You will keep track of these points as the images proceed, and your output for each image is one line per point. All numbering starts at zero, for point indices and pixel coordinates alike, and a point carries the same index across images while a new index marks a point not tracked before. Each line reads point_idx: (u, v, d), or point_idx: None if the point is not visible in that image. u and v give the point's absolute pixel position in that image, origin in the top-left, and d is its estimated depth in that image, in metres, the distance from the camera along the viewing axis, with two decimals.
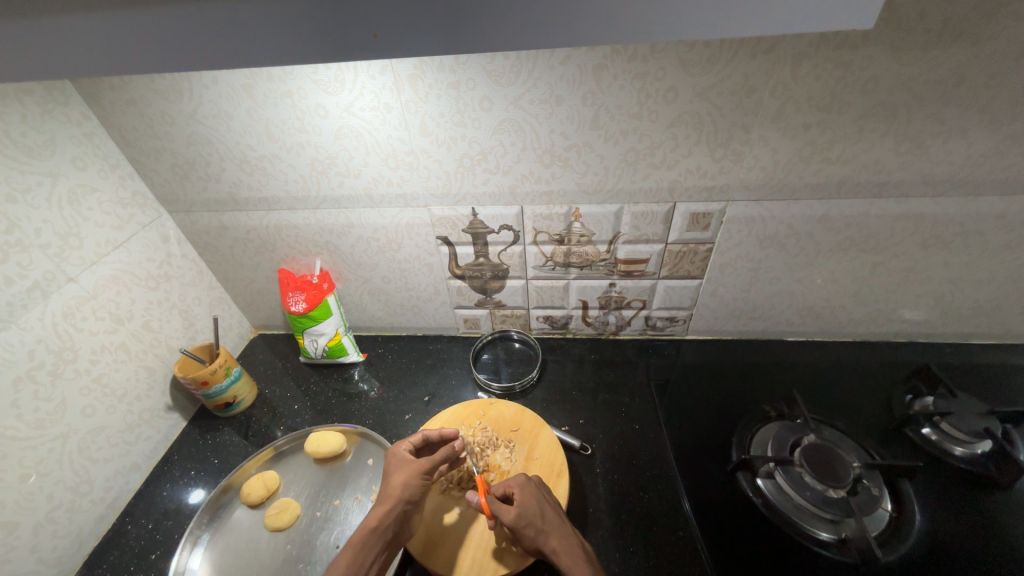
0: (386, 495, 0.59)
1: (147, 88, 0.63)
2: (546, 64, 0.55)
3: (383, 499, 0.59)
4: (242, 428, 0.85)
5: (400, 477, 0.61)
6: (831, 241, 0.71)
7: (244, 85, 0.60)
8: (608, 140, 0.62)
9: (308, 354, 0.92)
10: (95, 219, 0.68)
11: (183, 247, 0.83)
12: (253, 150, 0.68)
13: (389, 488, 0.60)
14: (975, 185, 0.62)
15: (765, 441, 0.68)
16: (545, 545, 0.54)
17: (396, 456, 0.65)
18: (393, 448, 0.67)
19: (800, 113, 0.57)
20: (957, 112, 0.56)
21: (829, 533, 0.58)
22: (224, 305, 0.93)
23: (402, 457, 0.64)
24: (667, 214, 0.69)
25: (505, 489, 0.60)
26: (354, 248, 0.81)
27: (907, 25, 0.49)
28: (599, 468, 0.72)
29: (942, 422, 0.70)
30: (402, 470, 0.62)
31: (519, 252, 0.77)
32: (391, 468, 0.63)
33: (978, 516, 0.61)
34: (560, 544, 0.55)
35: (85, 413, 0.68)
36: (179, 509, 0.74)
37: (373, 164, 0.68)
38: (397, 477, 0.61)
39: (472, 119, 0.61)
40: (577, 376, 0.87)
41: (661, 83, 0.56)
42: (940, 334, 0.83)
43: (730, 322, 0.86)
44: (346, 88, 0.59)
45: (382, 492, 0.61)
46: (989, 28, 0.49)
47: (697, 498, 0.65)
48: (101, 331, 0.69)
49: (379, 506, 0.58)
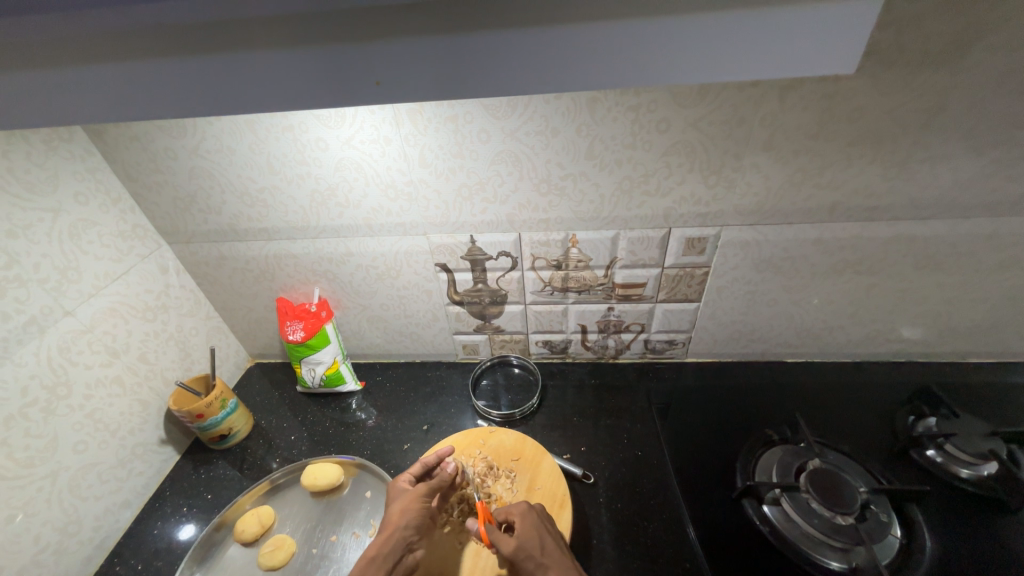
0: (384, 523, 0.59)
1: (152, 125, 0.65)
2: (542, 98, 0.57)
3: (383, 528, 0.58)
4: (237, 461, 0.83)
5: (399, 503, 0.61)
6: (826, 263, 0.72)
7: (246, 121, 0.62)
8: (603, 169, 0.63)
9: (305, 383, 0.91)
10: (94, 252, 0.68)
11: (182, 278, 0.83)
12: (254, 182, 0.69)
13: (387, 516, 0.60)
14: (963, 209, 0.64)
15: (769, 465, 0.68)
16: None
17: (395, 486, 0.64)
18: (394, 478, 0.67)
19: (789, 141, 0.59)
20: (940, 139, 0.57)
21: (840, 562, 0.57)
22: (221, 335, 0.92)
23: (401, 484, 0.64)
24: (662, 240, 0.70)
25: (505, 517, 0.59)
26: (353, 277, 0.81)
27: (888, 58, 0.51)
28: (602, 497, 0.70)
29: (946, 443, 0.69)
30: (401, 498, 0.62)
31: (517, 278, 0.78)
32: (389, 496, 0.63)
33: (991, 542, 0.60)
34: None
35: (76, 450, 0.66)
36: (169, 548, 0.72)
37: (372, 195, 0.69)
38: (396, 505, 0.61)
39: (470, 150, 0.63)
40: (577, 402, 0.86)
41: (653, 114, 0.57)
42: (938, 353, 0.83)
43: (729, 345, 0.86)
44: (346, 122, 0.61)
45: (381, 521, 0.60)
46: (965, 60, 0.51)
47: (704, 528, 0.64)
48: (96, 365, 0.69)
49: (378, 535, 0.57)
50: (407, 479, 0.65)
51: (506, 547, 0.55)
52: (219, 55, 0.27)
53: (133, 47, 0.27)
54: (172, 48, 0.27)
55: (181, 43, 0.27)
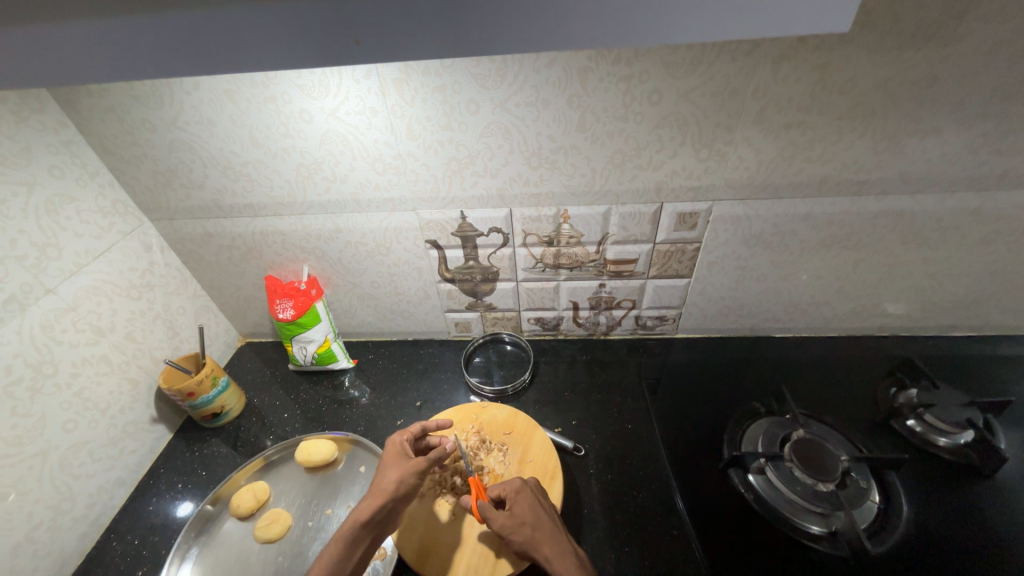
0: (376, 489, 0.58)
1: (125, 94, 0.62)
2: (531, 67, 0.55)
3: (374, 493, 0.58)
4: (230, 438, 0.83)
5: (393, 471, 0.60)
6: (815, 238, 0.72)
7: (225, 90, 0.60)
8: (595, 142, 0.62)
9: (297, 362, 0.90)
10: (74, 228, 0.66)
11: (166, 255, 0.81)
12: (237, 156, 0.67)
13: (381, 482, 0.59)
14: (951, 183, 0.64)
15: (755, 436, 0.70)
16: (536, 554, 0.54)
17: (394, 448, 0.63)
18: (388, 440, 0.66)
19: (781, 113, 0.58)
20: (931, 112, 0.57)
21: (820, 526, 0.60)
22: (209, 314, 0.91)
23: (395, 450, 0.63)
24: (654, 215, 0.70)
25: (500, 492, 0.60)
26: (342, 254, 0.80)
27: (882, 27, 0.50)
28: (592, 469, 0.72)
29: (926, 413, 0.71)
30: (397, 466, 0.61)
31: (509, 255, 0.77)
32: (385, 460, 0.62)
33: (965, 505, 0.62)
34: (552, 551, 0.54)
35: (66, 428, 0.66)
36: (165, 524, 0.72)
37: (360, 169, 0.67)
38: (391, 472, 0.60)
39: (459, 122, 0.61)
40: (569, 377, 0.87)
41: (645, 85, 0.56)
42: (921, 327, 0.85)
43: (719, 320, 0.87)
44: (330, 92, 0.59)
45: (374, 484, 0.60)
46: (960, 30, 0.50)
47: (690, 496, 0.66)
48: (82, 344, 0.68)
49: (369, 500, 0.57)
50: (401, 444, 0.64)
51: (495, 521, 0.56)
52: (192, 11, 0.26)
53: (100, 4, 0.26)
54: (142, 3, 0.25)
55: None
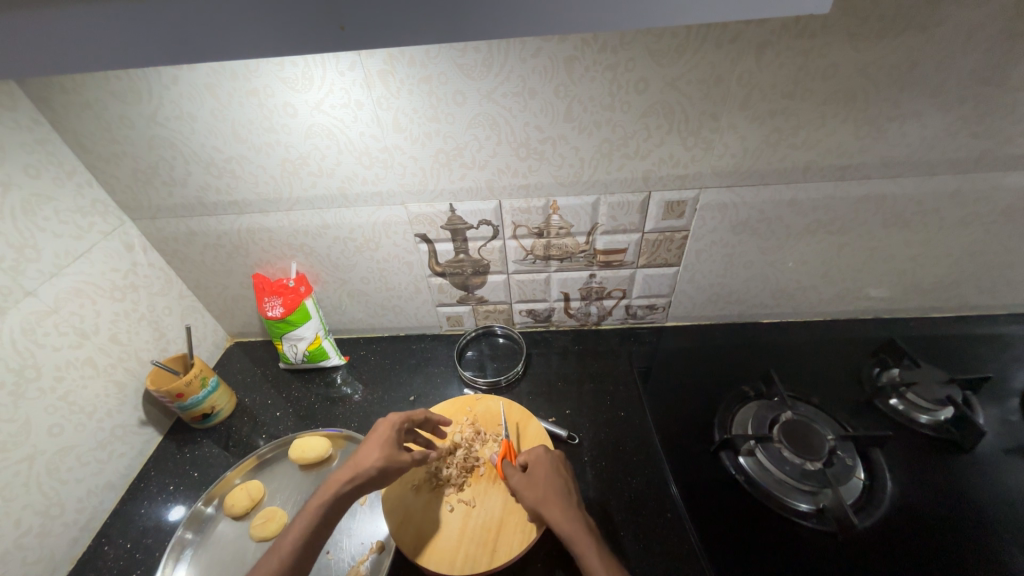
0: (356, 466, 0.59)
1: (101, 90, 0.60)
2: (518, 56, 0.55)
3: (353, 471, 0.58)
4: (222, 439, 0.82)
5: (380, 452, 0.60)
6: (800, 224, 0.73)
7: (206, 84, 0.58)
8: (582, 132, 0.62)
9: (288, 360, 0.90)
10: (53, 229, 0.65)
11: (149, 255, 0.80)
12: (220, 152, 0.66)
13: (363, 460, 0.59)
14: (930, 166, 0.66)
15: (745, 419, 0.71)
16: (545, 512, 0.56)
17: (384, 430, 0.63)
18: (383, 420, 0.65)
19: (765, 100, 0.59)
20: (910, 97, 0.58)
21: (809, 504, 0.61)
22: (196, 314, 0.90)
23: (386, 432, 0.62)
24: (642, 204, 0.71)
25: (524, 458, 0.64)
26: (331, 250, 0.79)
27: (863, 12, 0.51)
28: (587, 457, 0.73)
29: (908, 392, 0.73)
30: (381, 446, 0.61)
31: (499, 247, 0.77)
32: (372, 440, 0.62)
33: (946, 478, 0.64)
34: (560, 513, 0.56)
35: (52, 433, 0.65)
36: (158, 527, 0.72)
37: (346, 163, 0.66)
38: (375, 452, 0.60)
39: (446, 114, 0.61)
40: (562, 368, 0.88)
41: (631, 73, 0.56)
42: (903, 309, 0.87)
43: (708, 307, 0.88)
44: (314, 85, 0.58)
45: (355, 460, 0.60)
46: (937, 15, 0.51)
47: (683, 479, 0.67)
48: (65, 347, 0.66)
49: (347, 476, 0.58)
50: (396, 427, 0.63)
51: (512, 478, 0.61)
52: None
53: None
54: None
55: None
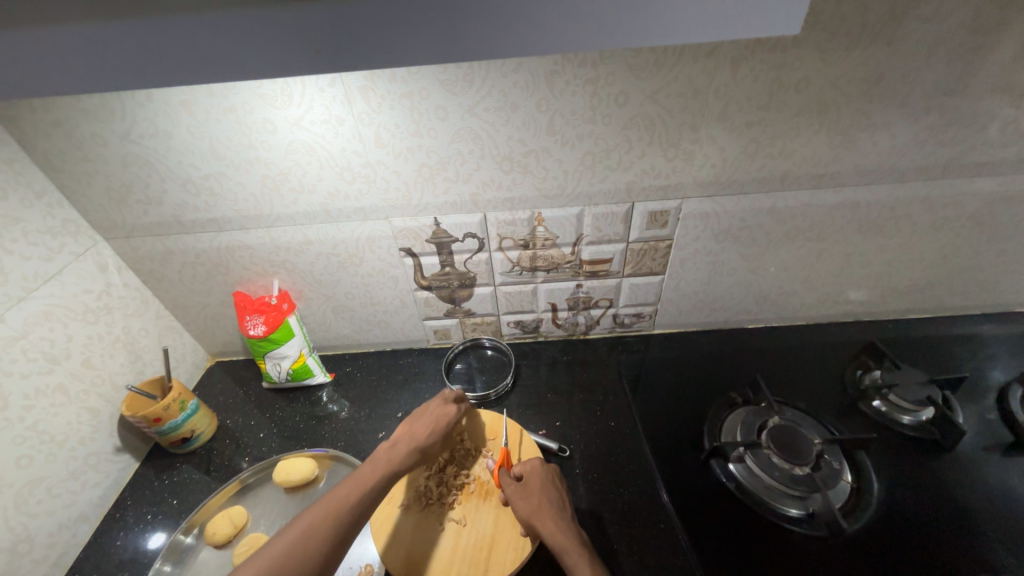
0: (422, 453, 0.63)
1: (71, 108, 0.59)
2: (498, 71, 0.55)
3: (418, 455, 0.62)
4: (202, 463, 0.80)
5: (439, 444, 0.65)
6: (780, 231, 0.75)
7: (182, 101, 0.57)
8: (565, 144, 0.63)
9: (271, 379, 0.87)
10: (20, 251, 0.63)
11: (124, 275, 0.77)
12: (197, 170, 0.65)
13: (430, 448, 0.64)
14: (901, 173, 0.68)
15: (734, 426, 0.72)
16: (537, 523, 0.55)
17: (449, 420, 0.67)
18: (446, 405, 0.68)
19: (742, 112, 0.60)
20: (879, 108, 0.60)
21: (798, 509, 0.62)
22: (174, 334, 0.87)
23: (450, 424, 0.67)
24: (625, 214, 0.71)
25: (518, 468, 0.64)
26: (314, 266, 0.78)
27: (831, 28, 0.53)
28: (578, 468, 0.72)
29: (890, 393, 0.75)
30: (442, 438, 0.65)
31: (485, 260, 0.77)
32: (441, 427, 0.66)
33: (929, 477, 0.66)
34: (553, 525, 0.55)
35: (21, 465, 0.62)
36: (135, 559, 0.69)
37: (328, 179, 0.66)
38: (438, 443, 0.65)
39: (428, 129, 0.61)
40: (551, 379, 0.88)
41: (611, 87, 0.57)
42: (882, 311, 0.89)
43: (694, 314, 0.89)
44: (294, 102, 0.57)
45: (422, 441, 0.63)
46: (901, 30, 0.53)
47: (674, 488, 0.67)
48: (34, 373, 0.64)
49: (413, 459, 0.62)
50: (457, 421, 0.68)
51: (506, 488, 0.60)
52: (154, 19, 0.25)
53: (51, 14, 0.25)
54: (95, 13, 0.25)
55: (104, 6, 0.25)
